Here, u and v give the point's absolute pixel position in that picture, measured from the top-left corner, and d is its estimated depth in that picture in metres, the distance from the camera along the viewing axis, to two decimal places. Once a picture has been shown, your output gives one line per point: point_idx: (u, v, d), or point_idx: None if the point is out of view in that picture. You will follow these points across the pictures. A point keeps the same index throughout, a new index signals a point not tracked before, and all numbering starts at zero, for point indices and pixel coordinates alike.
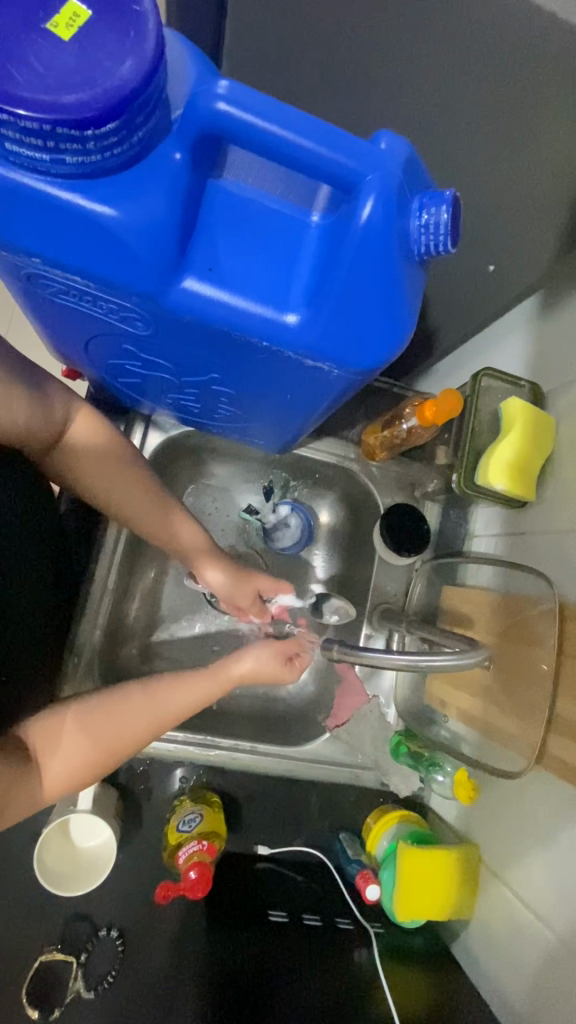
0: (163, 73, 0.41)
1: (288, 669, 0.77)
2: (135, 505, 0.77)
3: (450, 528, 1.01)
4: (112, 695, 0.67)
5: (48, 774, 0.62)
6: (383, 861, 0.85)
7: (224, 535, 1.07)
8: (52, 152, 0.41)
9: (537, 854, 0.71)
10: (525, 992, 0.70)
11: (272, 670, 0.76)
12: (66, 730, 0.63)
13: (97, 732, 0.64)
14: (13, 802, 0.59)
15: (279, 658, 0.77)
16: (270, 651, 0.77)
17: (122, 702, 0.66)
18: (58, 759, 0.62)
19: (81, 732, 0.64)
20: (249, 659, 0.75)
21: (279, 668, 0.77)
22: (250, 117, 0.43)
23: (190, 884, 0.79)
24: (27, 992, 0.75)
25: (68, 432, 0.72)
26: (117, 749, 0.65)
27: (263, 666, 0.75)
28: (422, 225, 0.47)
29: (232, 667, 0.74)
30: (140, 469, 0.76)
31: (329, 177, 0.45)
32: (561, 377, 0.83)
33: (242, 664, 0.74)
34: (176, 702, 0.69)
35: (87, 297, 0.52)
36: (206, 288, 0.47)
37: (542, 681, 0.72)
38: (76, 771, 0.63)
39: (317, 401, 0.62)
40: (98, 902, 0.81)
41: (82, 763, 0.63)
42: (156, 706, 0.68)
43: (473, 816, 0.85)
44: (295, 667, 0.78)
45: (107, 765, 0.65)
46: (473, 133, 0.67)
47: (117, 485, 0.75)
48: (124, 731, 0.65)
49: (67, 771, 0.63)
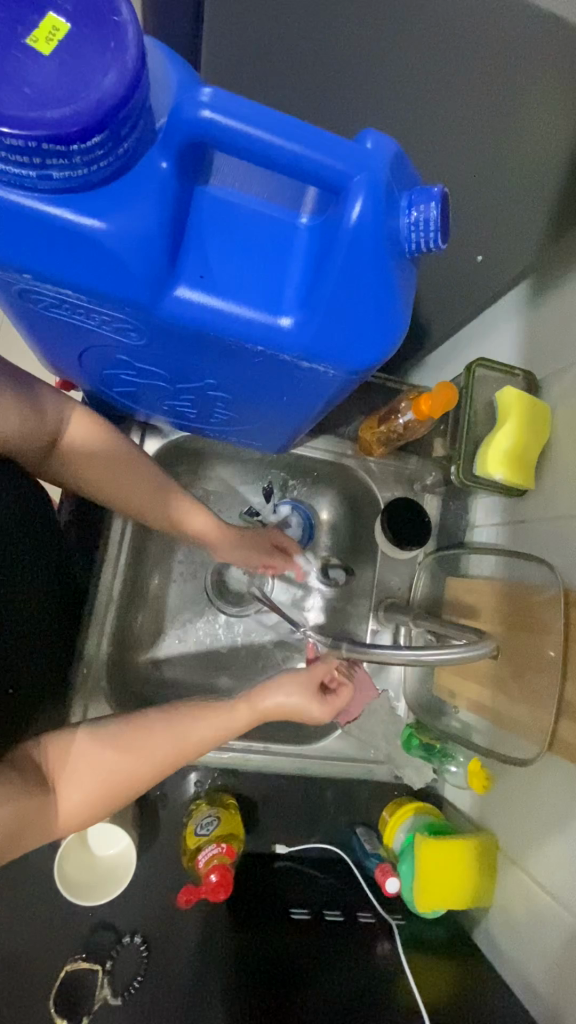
0: (145, 82, 0.41)
1: (319, 708, 0.73)
2: (141, 499, 0.78)
3: (451, 519, 1.02)
4: (134, 720, 0.67)
5: (64, 803, 0.61)
6: (401, 856, 0.85)
7: (230, 518, 1.06)
8: (39, 169, 0.40)
9: (553, 839, 0.72)
10: (548, 976, 0.71)
11: (302, 704, 0.72)
12: (78, 750, 0.63)
13: (114, 762, 0.64)
14: (28, 832, 0.58)
15: (310, 694, 0.73)
16: (301, 681, 0.73)
17: (139, 725, 0.67)
18: (70, 778, 0.62)
19: (99, 755, 0.64)
20: (281, 695, 0.72)
21: (309, 702, 0.72)
22: (234, 123, 0.42)
23: (211, 887, 0.79)
24: (55, 1002, 0.76)
25: (65, 444, 0.71)
26: (134, 782, 0.64)
27: (295, 701, 0.72)
28: (412, 222, 0.47)
29: (259, 701, 0.72)
30: (142, 474, 0.76)
31: (316, 179, 0.45)
32: (553, 365, 0.83)
33: (271, 699, 0.72)
34: (199, 732, 0.68)
35: (79, 310, 0.52)
36: (199, 296, 0.47)
37: (551, 667, 0.72)
38: (93, 799, 0.63)
39: (314, 402, 0.62)
40: (121, 909, 0.82)
41: (100, 792, 0.63)
42: (176, 735, 0.67)
43: (487, 804, 0.85)
44: (327, 706, 0.73)
45: (123, 798, 0.65)
46: (457, 122, 0.66)
47: (117, 488, 0.77)
48: (139, 754, 0.65)
49: (83, 800, 0.62)
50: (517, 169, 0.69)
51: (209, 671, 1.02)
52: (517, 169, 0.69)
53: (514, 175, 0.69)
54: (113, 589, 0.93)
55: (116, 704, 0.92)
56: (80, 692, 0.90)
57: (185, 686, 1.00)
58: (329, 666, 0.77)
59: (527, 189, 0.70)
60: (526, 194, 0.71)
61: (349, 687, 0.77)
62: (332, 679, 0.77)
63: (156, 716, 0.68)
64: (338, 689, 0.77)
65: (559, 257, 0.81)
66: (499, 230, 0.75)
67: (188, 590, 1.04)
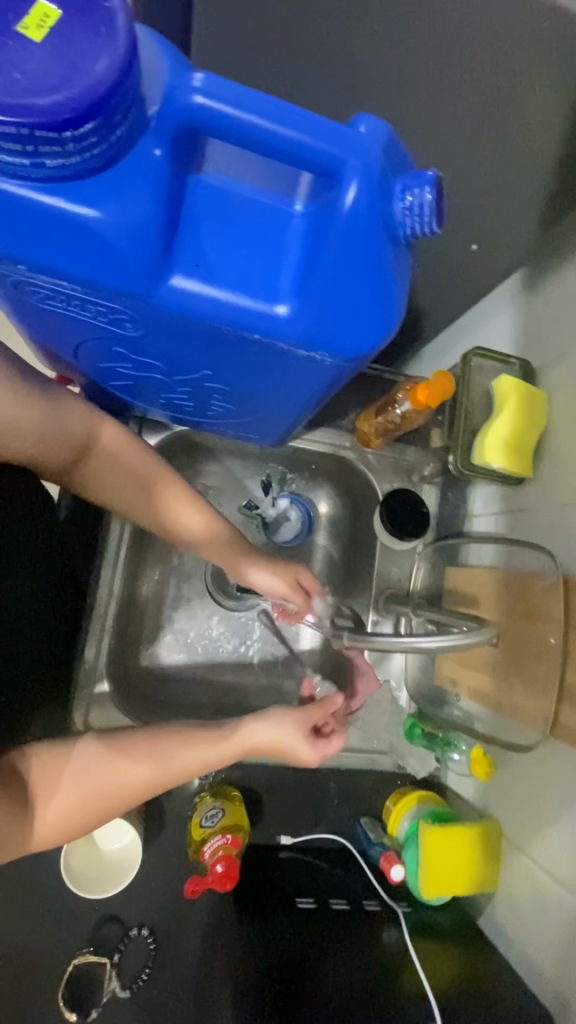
0: (137, 68, 0.41)
1: (309, 750, 0.73)
2: (131, 497, 0.76)
3: (449, 509, 1.02)
4: (118, 742, 0.68)
5: (43, 821, 0.62)
6: (406, 843, 0.86)
7: (229, 511, 1.06)
8: (32, 157, 0.40)
9: (557, 824, 0.72)
10: (552, 960, 0.71)
11: (291, 744, 0.73)
12: (62, 772, 0.64)
13: (93, 784, 0.65)
14: (5, 846, 0.59)
15: (301, 735, 0.74)
16: (293, 721, 0.74)
17: (118, 747, 0.67)
18: (52, 800, 0.63)
19: (81, 779, 0.65)
20: (270, 731, 0.73)
21: (298, 743, 0.74)
22: (227, 109, 0.42)
23: (217, 878, 0.79)
24: (64, 995, 0.77)
25: (58, 443, 0.70)
26: (112, 801, 0.65)
27: (285, 738, 0.73)
28: (406, 207, 0.47)
29: (248, 736, 0.72)
30: (131, 472, 0.74)
31: (310, 165, 0.45)
32: (550, 352, 0.83)
33: (258, 733, 0.72)
34: (184, 761, 0.69)
35: (74, 301, 0.52)
36: (194, 285, 0.47)
37: (551, 654, 0.73)
38: (72, 818, 0.64)
39: (311, 391, 0.62)
40: (128, 902, 0.83)
41: (79, 810, 0.64)
42: (162, 762, 0.68)
43: (490, 791, 0.86)
44: (317, 750, 0.74)
45: (103, 815, 0.66)
46: None
47: (106, 487, 0.75)
48: (123, 781, 0.66)
49: (57, 822, 0.63)
50: None
51: (211, 664, 1.03)
52: None
53: None
54: (112, 586, 0.94)
55: (120, 698, 0.94)
56: (82, 696, 0.92)
57: (187, 679, 1.01)
58: (326, 711, 0.78)
59: None
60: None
61: (341, 734, 0.77)
62: (326, 724, 0.78)
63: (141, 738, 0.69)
64: (330, 734, 0.77)
65: (553, 244, 0.81)
66: None
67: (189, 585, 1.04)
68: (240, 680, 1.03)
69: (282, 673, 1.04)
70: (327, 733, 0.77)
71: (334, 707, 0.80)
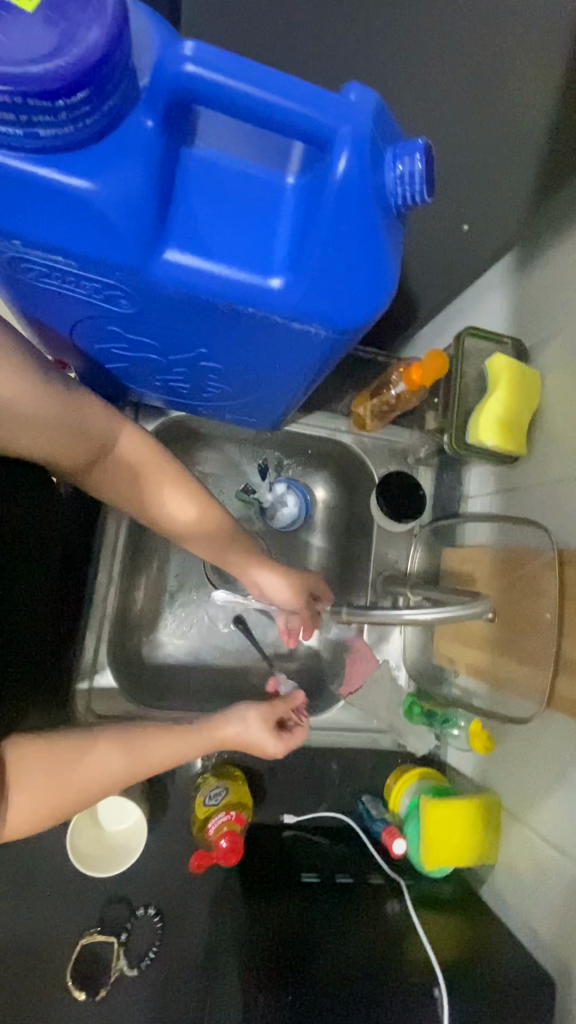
0: (128, 38, 0.41)
1: (273, 743, 0.79)
2: (124, 487, 0.75)
3: (445, 491, 1.03)
4: (89, 739, 0.71)
5: (14, 812, 0.65)
6: (407, 819, 0.87)
7: (225, 496, 1.07)
8: (25, 127, 0.41)
9: (555, 793, 0.73)
10: (552, 927, 0.72)
11: (256, 737, 0.79)
12: (35, 762, 0.67)
13: (65, 780, 0.67)
14: None
15: (266, 728, 0.79)
16: (258, 716, 0.80)
17: (90, 744, 0.70)
18: (24, 792, 0.65)
19: (55, 769, 0.67)
20: (237, 724, 0.78)
21: (264, 736, 0.79)
22: (218, 77, 0.43)
23: (222, 851, 0.80)
24: (72, 975, 0.77)
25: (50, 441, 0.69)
26: (85, 795, 0.69)
27: (250, 732, 0.79)
28: (397, 176, 0.47)
29: (216, 730, 0.77)
30: (119, 461, 0.73)
31: (302, 134, 0.45)
32: (542, 330, 0.84)
33: (229, 729, 0.78)
34: (156, 751, 0.73)
35: (69, 277, 0.52)
36: (188, 258, 0.48)
37: (546, 627, 0.74)
38: (42, 809, 0.66)
39: (307, 367, 0.62)
40: (134, 883, 0.84)
41: (51, 803, 0.67)
42: (135, 753, 0.72)
43: (489, 765, 0.87)
44: (281, 743, 0.79)
45: (74, 808, 0.69)
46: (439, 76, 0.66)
47: (99, 478, 0.74)
48: (97, 771, 0.69)
49: (28, 814, 0.65)
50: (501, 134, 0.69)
51: (212, 649, 1.04)
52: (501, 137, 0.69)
53: (501, 140, 0.69)
54: (110, 574, 0.95)
55: (121, 681, 0.94)
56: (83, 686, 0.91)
57: (188, 664, 1.02)
58: (289, 706, 0.84)
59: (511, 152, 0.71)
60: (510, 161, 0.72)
61: (304, 727, 0.83)
62: (290, 719, 0.84)
63: (112, 736, 0.71)
64: (293, 727, 0.83)
65: (545, 223, 0.82)
66: (482, 199, 0.75)
67: (187, 572, 1.05)
68: (241, 664, 1.04)
69: (281, 657, 1.05)
70: (290, 727, 0.83)
71: (297, 702, 0.86)
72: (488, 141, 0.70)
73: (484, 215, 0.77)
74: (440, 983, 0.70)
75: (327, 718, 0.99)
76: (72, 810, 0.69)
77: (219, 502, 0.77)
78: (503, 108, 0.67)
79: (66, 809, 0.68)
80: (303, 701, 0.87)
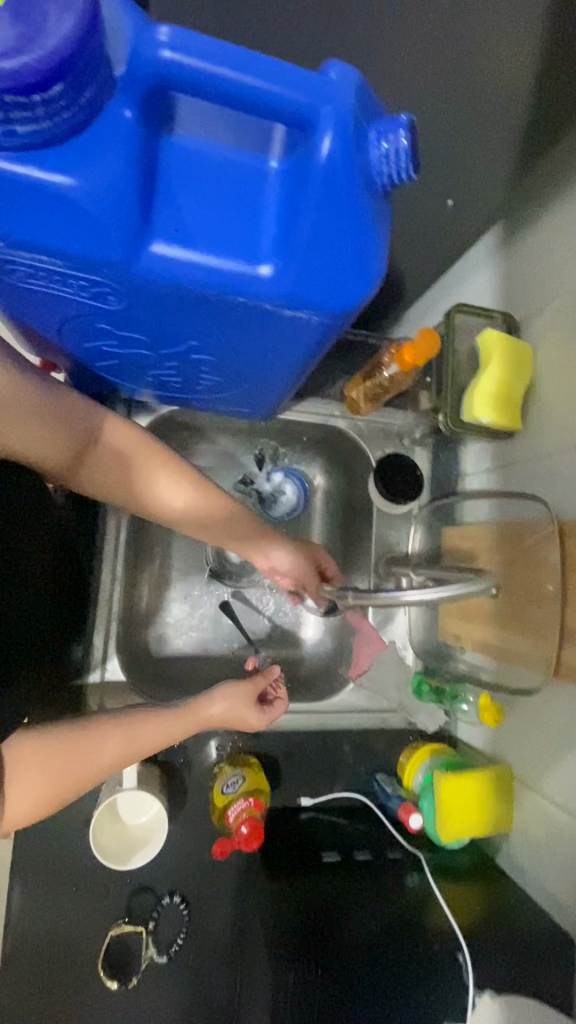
0: (101, 26, 0.41)
1: (257, 716, 0.83)
2: (119, 482, 0.75)
3: (442, 470, 1.03)
4: (85, 730, 0.74)
5: (13, 803, 0.68)
6: (422, 794, 0.88)
7: (224, 484, 1.07)
8: (2, 124, 0.40)
9: (566, 760, 0.74)
10: (568, 889, 0.74)
11: (239, 714, 0.83)
12: (31, 752, 0.70)
13: (60, 768, 0.71)
14: None
15: (247, 703, 0.83)
16: (241, 695, 0.83)
17: (88, 738, 0.74)
18: (20, 785, 0.69)
19: (50, 759, 0.71)
20: (221, 702, 0.81)
21: (247, 711, 0.83)
22: (196, 62, 0.42)
23: (244, 838, 0.82)
24: (104, 966, 0.79)
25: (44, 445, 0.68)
26: (84, 781, 0.73)
27: (232, 710, 0.82)
28: (383, 154, 0.47)
29: (203, 709, 0.80)
30: (112, 454, 0.72)
31: (285, 115, 0.45)
32: (532, 301, 0.83)
33: (213, 707, 0.81)
34: (150, 733, 0.77)
35: (55, 276, 0.51)
36: (175, 250, 0.47)
37: (549, 600, 0.75)
38: (43, 799, 0.70)
39: (299, 354, 0.62)
40: (158, 874, 0.85)
41: (52, 791, 0.71)
42: (131, 734, 0.75)
43: (499, 735, 0.89)
44: (264, 717, 0.84)
45: (71, 796, 0.73)
46: (417, 47, 0.64)
47: (91, 475, 0.74)
48: (97, 759, 0.73)
49: (27, 804, 0.69)
50: (482, 102, 0.68)
51: (221, 642, 1.04)
52: (481, 106, 0.68)
53: (482, 110, 0.69)
54: (114, 573, 0.95)
55: (132, 678, 0.95)
56: (95, 684, 0.92)
57: (196, 658, 1.03)
58: (268, 678, 0.89)
59: (492, 122, 0.70)
60: (491, 133, 0.71)
61: (283, 698, 0.88)
62: (270, 691, 0.89)
63: (108, 726, 0.75)
64: (274, 700, 0.88)
65: (530, 193, 0.81)
66: (467, 173, 0.74)
67: (189, 564, 1.06)
68: (249, 653, 1.04)
69: (288, 643, 1.06)
70: (270, 704, 0.87)
71: (275, 673, 0.90)
72: (467, 110, 0.68)
73: (468, 188, 0.76)
74: (464, 949, 0.74)
75: (341, 701, 1.00)
76: (71, 797, 0.73)
77: (212, 487, 0.77)
78: (483, 79, 0.66)
79: (63, 797, 0.72)
80: (280, 672, 0.92)
